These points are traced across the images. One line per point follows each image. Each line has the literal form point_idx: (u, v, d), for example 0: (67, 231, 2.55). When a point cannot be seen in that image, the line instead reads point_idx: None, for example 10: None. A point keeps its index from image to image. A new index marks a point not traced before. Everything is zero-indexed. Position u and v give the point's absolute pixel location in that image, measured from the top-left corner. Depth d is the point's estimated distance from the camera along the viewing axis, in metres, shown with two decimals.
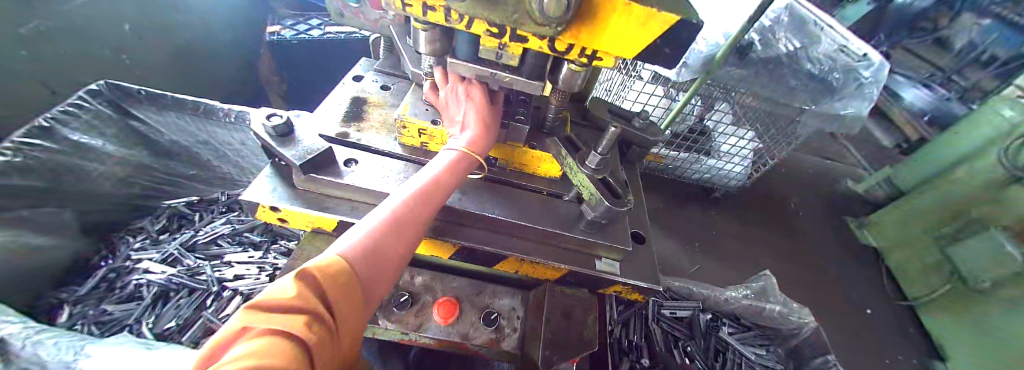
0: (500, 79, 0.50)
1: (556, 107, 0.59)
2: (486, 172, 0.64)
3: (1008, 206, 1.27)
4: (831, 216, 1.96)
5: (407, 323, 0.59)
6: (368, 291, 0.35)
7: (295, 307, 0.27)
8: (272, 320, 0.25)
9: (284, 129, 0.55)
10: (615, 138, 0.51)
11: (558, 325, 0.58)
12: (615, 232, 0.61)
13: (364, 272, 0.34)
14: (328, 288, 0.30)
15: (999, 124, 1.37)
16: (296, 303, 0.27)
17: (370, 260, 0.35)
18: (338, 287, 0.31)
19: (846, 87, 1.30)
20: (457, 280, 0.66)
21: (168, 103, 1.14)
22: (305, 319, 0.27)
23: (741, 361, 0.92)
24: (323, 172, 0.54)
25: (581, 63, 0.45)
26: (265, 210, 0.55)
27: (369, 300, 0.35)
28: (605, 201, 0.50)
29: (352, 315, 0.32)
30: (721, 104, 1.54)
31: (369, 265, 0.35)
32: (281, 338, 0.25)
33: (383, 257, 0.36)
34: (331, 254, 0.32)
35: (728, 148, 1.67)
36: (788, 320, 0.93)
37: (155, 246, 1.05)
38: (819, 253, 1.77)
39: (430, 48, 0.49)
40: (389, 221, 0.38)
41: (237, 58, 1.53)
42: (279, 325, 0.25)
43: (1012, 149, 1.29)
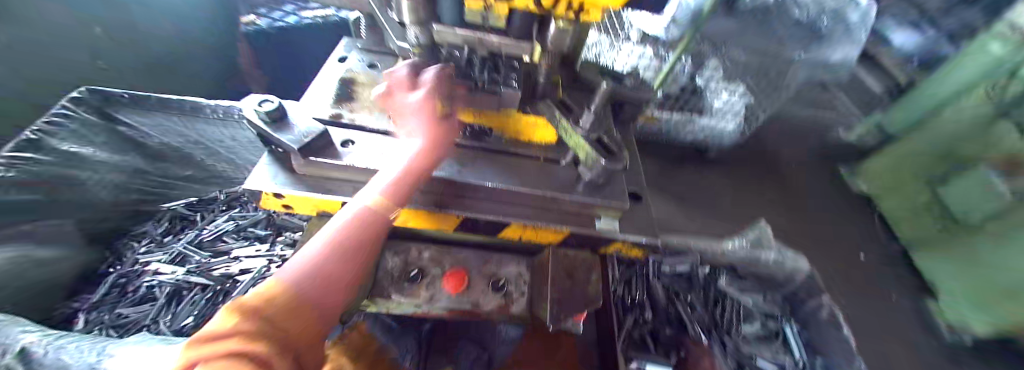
0: (490, 44, 0.50)
1: (547, 70, 0.57)
2: (481, 143, 0.63)
3: (996, 141, 1.28)
4: (824, 165, 1.98)
5: (419, 296, 0.61)
6: (322, 309, 0.37)
7: (237, 333, 0.29)
8: (217, 344, 0.27)
9: (278, 114, 0.54)
10: (606, 95, 0.54)
11: (563, 285, 0.61)
12: (613, 190, 0.62)
13: (306, 296, 0.36)
14: (272, 309, 0.33)
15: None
16: (239, 329, 0.29)
17: (308, 284, 0.37)
18: (285, 310, 0.33)
19: (838, 30, 1.34)
20: (463, 252, 0.67)
21: (152, 103, 1.08)
22: (238, 341, 0.28)
23: (738, 307, 1.01)
24: (322, 155, 0.54)
25: (569, 19, 0.45)
26: (269, 198, 0.54)
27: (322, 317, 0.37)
28: (601, 160, 0.52)
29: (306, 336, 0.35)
30: (710, 59, 1.44)
31: (315, 284, 0.37)
32: (237, 359, 0.26)
33: (323, 293, 0.37)
34: (269, 284, 0.35)
35: (722, 105, 1.46)
36: (782, 268, 0.93)
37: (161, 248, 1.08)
38: (816, 204, 1.81)
39: (415, 17, 0.48)
40: (336, 237, 0.41)
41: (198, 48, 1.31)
42: (228, 348, 0.27)
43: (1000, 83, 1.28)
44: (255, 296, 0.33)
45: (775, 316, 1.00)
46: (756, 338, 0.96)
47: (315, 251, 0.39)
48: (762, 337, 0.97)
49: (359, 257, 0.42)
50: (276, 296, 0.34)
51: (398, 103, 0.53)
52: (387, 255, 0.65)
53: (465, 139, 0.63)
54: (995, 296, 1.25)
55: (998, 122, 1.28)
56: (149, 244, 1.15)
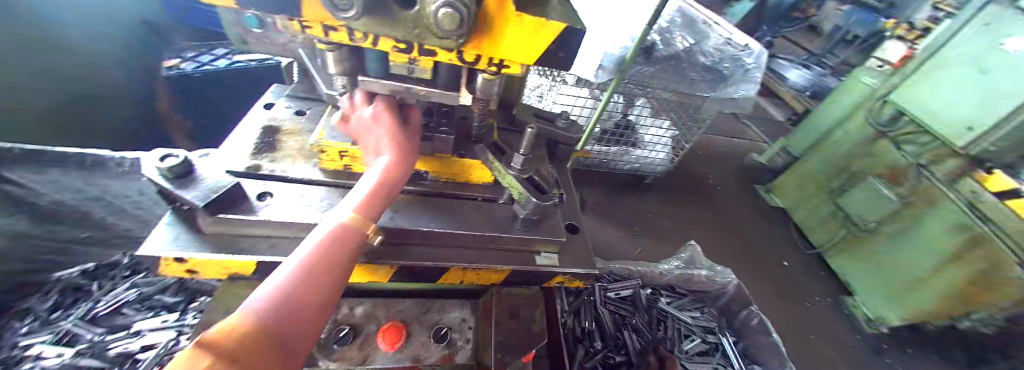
0: (416, 93, 0.50)
1: (479, 115, 0.59)
2: (417, 186, 0.62)
3: (881, 156, 1.52)
4: (745, 185, 2.23)
5: (350, 358, 0.56)
6: (293, 349, 0.29)
7: None
8: None
9: (183, 169, 0.49)
10: (533, 138, 0.55)
11: (508, 326, 0.59)
12: (550, 227, 0.63)
13: (279, 330, 0.28)
14: (237, 349, 0.25)
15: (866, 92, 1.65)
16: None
17: (284, 315, 0.29)
18: (248, 349, 0.25)
19: (736, 73, 1.52)
20: (401, 302, 0.64)
21: (48, 160, 0.81)
22: None
23: (680, 326, 1.02)
24: (231, 210, 0.49)
25: (492, 72, 0.48)
26: (169, 264, 0.48)
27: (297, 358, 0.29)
28: (532, 198, 0.54)
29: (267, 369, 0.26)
30: (638, 100, 1.68)
31: (286, 315, 0.29)
32: None
33: (297, 322, 0.30)
34: (237, 315, 0.27)
35: (650, 139, 1.85)
36: (715, 282, 1.05)
37: (46, 326, 0.92)
38: (741, 220, 2.00)
39: (341, 68, 0.48)
40: (316, 252, 0.35)
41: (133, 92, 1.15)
42: None
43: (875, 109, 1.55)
44: (215, 333, 0.25)
45: (713, 330, 1.04)
46: (699, 355, 0.98)
47: (278, 276, 0.32)
48: (703, 352, 0.99)
49: (343, 264, 0.36)
50: (242, 327, 0.26)
51: (353, 120, 0.52)
52: None
53: None
54: (904, 290, 1.44)
55: (881, 141, 1.53)
56: (31, 324, 0.93)
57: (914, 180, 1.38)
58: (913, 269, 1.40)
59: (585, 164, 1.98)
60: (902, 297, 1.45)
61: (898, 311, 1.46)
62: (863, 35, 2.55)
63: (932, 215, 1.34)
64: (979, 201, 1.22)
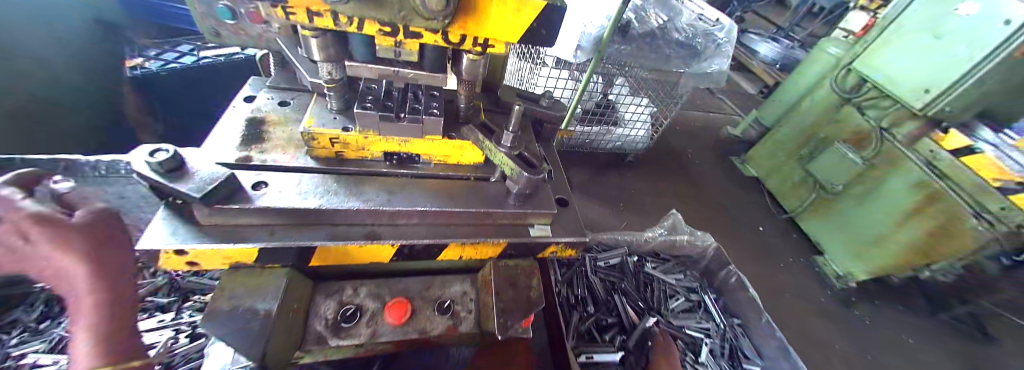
0: (404, 76, 0.52)
1: (467, 98, 0.62)
2: (410, 170, 0.64)
3: (845, 120, 1.62)
4: (721, 157, 2.33)
5: (358, 334, 0.58)
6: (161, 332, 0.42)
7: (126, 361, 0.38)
8: None
9: (173, 164, 0.49)
10: (521, 116, 0.58)
11: (507, 294, 0.63)
12: (541, 200, 0.67)
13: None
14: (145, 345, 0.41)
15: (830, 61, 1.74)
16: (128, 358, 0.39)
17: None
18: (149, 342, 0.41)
19: (709, 48, 1.58)
20: (403, 281, 0.66)
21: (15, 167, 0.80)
22: None
23: (665, 287, 1.09)
24: (229, 202, 0.50)
25: (477, 52, 0.50)
26: (169, 256, 0.50)
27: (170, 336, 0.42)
28: (524, 173, 0.57)
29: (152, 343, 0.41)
30: (618, 78, 1.69)
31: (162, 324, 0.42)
32: None
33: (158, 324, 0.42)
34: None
35: (630, 116, 1.89)
36: (695, 245, 1.11)
37: (37, 336, 0.85)
38: (718, 190, 2.10)
39: (325, 55, 0.48)
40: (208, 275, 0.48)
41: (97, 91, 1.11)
42: None
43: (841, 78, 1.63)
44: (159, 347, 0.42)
45: (695, 289, 1.12)
46: (684, 311, 1.05)
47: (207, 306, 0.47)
48: (687, 309, 1.06)
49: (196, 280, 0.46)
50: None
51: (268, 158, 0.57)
52: (320, 298, 0.61)
53: (393, 167, 0.63)
54: (869, 245, 1.57)
55: (845, 106, 1.61)
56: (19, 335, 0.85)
57: (876, 142, 1.48)
58: (879, 226, 1.51)
59: (566, 145, 2.01)
60: (867, 253, 1.57)
61: (865, 266, 1.58)
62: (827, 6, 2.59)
63: (892, 175, 1.45)
64: (936, 159, 1.32)
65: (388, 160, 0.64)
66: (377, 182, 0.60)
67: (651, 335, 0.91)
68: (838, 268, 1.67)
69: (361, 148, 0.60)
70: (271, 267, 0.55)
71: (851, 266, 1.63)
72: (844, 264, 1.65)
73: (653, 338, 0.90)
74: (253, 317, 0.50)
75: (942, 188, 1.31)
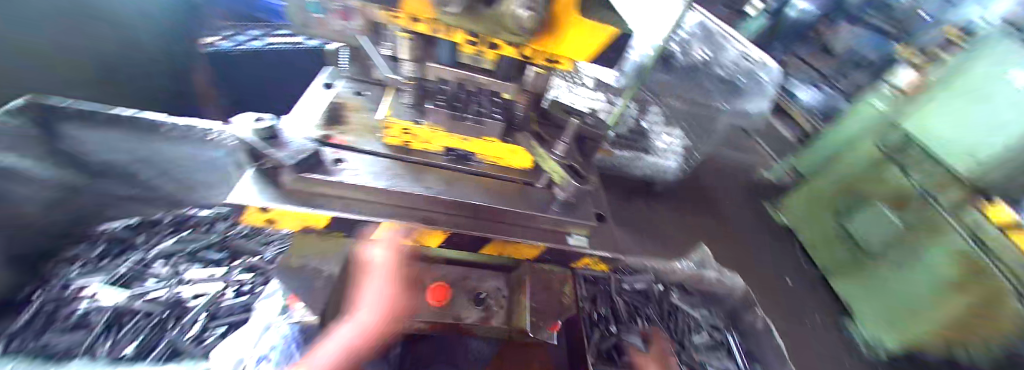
0: (478, 82, 0.57)
1: (524, 107, 0.65)
2: (465, 167, 0.70)
3: (886, 178, 1.55)
4: (751, 198, 2.29)
5: (401, 310, 0.64)
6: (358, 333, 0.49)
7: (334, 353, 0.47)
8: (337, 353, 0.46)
9: (272, 132, 0.57)
10: (575, 132, 0.66)
11: (541, 296, 0.69)
12: (581, 211, 0.71)
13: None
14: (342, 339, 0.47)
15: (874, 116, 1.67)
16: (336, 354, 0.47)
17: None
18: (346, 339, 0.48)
19: (751, 87, 1.58)
20: (445, 268, 0.72)
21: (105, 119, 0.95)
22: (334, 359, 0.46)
23: (689, 319, 1.12)
24: (313, 172, 0.58)
25: (545, 66, 0.55)
26: (253, 212, 0.55)
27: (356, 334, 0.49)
28: (573, 181, 0.62)
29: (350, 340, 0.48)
30: (653, 107, 1.78)
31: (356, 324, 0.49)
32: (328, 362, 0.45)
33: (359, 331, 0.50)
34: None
35: (664, 146, 1.83)
36: (724, 284, 1.10)
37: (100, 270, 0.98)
38: (743, 230, 2.08)
39: (412, 55, 0.54)
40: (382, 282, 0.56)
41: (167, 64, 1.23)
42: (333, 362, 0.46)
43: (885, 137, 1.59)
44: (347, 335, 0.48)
45: (719, 327, 1.10)
46: (707, 348, 1.05)
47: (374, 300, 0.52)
48: (709, 345, 1.05)
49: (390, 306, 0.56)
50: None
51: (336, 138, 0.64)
52: None
53: (450, 162, 0.70)
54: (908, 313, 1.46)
55: (886, 164, 1.56)
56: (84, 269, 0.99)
57: (919, 205, 1.39)
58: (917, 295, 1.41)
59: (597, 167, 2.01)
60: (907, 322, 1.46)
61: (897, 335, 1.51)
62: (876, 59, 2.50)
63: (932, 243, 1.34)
64: (982, 231, 1.19)
65: (446, 156, 0.70)
66: (435, 174, 0.67)
67: None
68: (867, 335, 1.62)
69: (426, 141, 0.67)
70: (337, 236, 0.62)
71: (878, 334, 1.58)
72: (874, 332, 1.60)
73: None
74: (317, 276, 0.58)
75: (981, 261, 1.19)
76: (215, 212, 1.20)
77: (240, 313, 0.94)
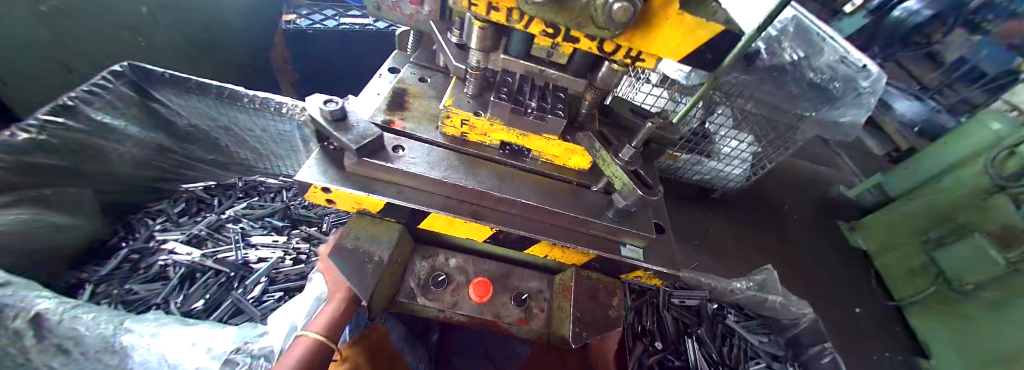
0: (547, 75, 0.57)
1: (589, 105, 0.62)
2: (521, 163, 0.68)
3: (990, 212, 1.32)
4: (824, 218, 2.02)
5: (443, 300, 0.64)
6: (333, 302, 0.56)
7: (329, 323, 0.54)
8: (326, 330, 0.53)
9: (340, 115, 0.57)
10: (649, 134, 0.57)
11: (585, 304, 0.62)
12: (639, 221, 0.66)
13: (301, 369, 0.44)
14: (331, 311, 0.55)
15: (988, 137, 1.42)
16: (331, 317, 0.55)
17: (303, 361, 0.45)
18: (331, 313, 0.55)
19: (847, 94, 1.37)
20: (488, 263, 0.70)
21: (191, 87, 1.09)
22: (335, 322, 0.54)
23: (743, 348, 1.02)
24: (375, 157, 0.58)
25: (623, 64, 0.49)
26: (315, 190, 0.58)
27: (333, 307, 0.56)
28: (638, 190, 0.55)
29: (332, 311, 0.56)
30: (720, 108, 1.51)
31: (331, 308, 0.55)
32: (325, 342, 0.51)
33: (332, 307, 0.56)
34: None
35: (729, 151, 1.70)
36: (789, 311, 1.01)
37: (177, 228, 1.11)
38: (813, 254, 1.84)
39: (481, 45, 0.52)
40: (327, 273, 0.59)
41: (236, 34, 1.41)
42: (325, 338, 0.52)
43: (997, 159, 1.33)
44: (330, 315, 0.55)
45: (779, 357, 1.01)
46: None
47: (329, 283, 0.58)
48: None
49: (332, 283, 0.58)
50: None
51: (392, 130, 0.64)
52: (416, 258, 0.68)
53: (504, 157, 0.68)
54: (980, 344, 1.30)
55: (996, 195, 1.32)
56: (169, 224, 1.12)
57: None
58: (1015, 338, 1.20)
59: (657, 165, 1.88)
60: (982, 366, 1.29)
61: None
62: (991, 72, 1.93)
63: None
64: None
65: (501, 150, 0.68)
66: (490, 168, 0.65)
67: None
68: None
69: (483, 134, 0.65)
70: (389, 220, 0.63)
71: None
72: None
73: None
74: (369, 261, 0.57)
75: None
76: (281, 183, 1.38)
77: (295, 281, 1.02)
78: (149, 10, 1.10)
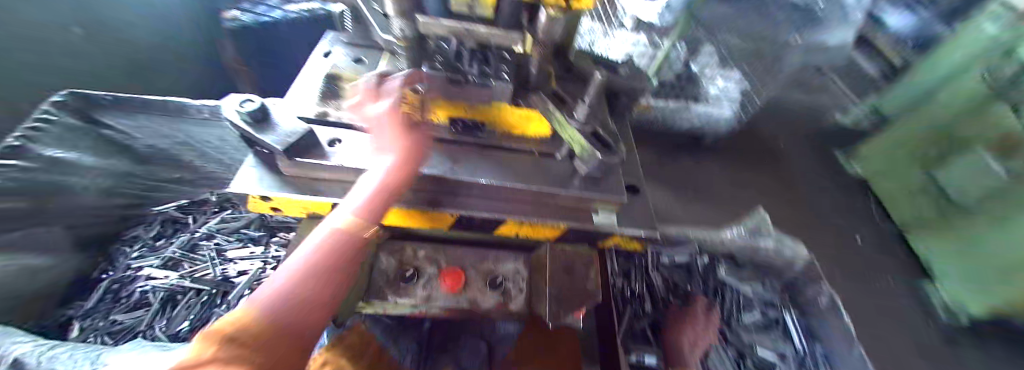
0: (476, 34, 0.46)
1: (539, 60, 0.55)
2: (475, 138, 0.62)
3: (988, 119, 1.25)
4: (820, 151, 1.96)
5: (415, 295, 0.60)
6: (322, 298, 0.40)
7: (253, 320, 0.33)
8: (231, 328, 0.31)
9: (260, 115, 0.52)
10: (599, 87, 0.52)
11: (560, 280, 0.61)
12: (610, 183, 0.61)
13: (286, 320, 0.35)
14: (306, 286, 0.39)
15: (978, 41, 1.34)
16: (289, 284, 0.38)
17: (284, 307, 0.35)
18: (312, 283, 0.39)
19: (830, 15, 1.32)
20: (460, 250, 0.66)
21: (137, 105, 0.97)
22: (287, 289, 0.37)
23: (737, 297, 1.06)
24: (307, 156, 0.52)
25: (561, 8, 0.42)
26: (256, 201, 0.53)
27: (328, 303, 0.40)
28: (598, 154, 0.50)
29: (329, 283, 0.41)
30: (704, 46, 1.45)
31: (309, 285, 0.39)
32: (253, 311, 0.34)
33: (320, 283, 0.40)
34: (243, 310, 0.33)
35: (716, 93, 1.48)
36: (782, 256, 0.96)
37: (153, 252, 1.07)
38: (810, 189, 1.80)
39: (398, 9, 0.44)
40: (347, 224, 0.44)
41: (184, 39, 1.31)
42: (234, 334, 0.31)
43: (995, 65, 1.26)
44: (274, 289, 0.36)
45: (776, 304, 1.05)
46: (758, 328, 1.02)
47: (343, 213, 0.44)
48: (761, 324, 1.02)
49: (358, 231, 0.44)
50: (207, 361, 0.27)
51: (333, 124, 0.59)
52: (382, 255, 0.64)
53: (456, 135, 0.61)
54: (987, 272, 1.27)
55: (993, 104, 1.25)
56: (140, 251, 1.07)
57: None
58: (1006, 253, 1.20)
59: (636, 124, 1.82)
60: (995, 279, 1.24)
61: (977, 300, 1.32)
62: None
63: None
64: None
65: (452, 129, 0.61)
66: (443, 149, 0.60)
67: (694, 319, 0.93)
68: (948, 297, 1.42)
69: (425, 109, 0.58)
70: None
71: (960, 297, 1.38)
72: (953, 293, 1.40)
73: (692, 319, 0.93)
74: None
75: None
76: None
77: None
78: (82, 29, 1.01)
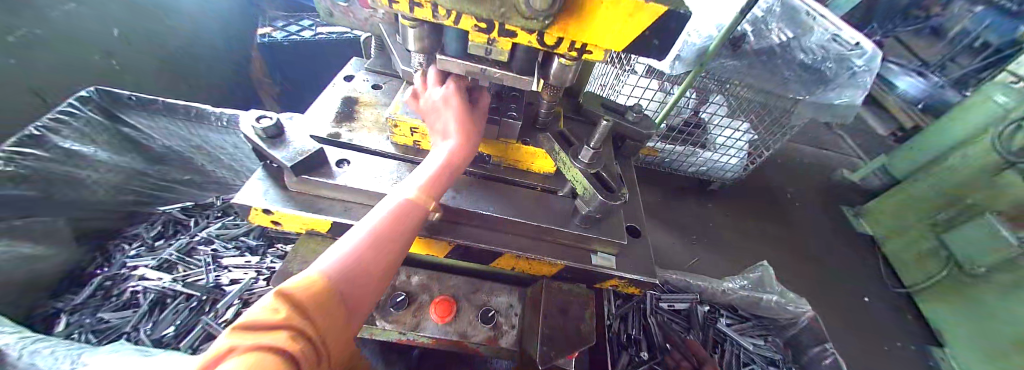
0: (490, 75, 0.50)
1: (548, 101, 0.56)
2: (480, 170, 0.63)
3: (1001, 193, 1.26)
4: (828, 206, 1.94)
5: (404, 322, 0.59)
6: (353, 305, 0.35)
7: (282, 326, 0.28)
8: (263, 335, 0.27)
9: (275, 131, 0.54)
10: (607, 132, 0.51)
11: (554, 320, 0.58)
12: (611, 225, 0.61)
13: (344, 288, 0.34)
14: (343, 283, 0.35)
15: (992, 110, 1.36)
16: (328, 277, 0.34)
17: (348, 276, 0.35)
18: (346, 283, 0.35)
19: (840, 75, 1.30)
20: (453, 279, 0.66)
21: (159, 107, 1.08)
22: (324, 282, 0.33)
23: (738, 353, 0.98)
24: (316, 174, 0.54)
25: (571, 57, 0.45)
26: (258, 213, 0.54)
27: (354, 313, 0.36)
28: (599, 196, 0.49)
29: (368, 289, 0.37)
30: (714, 96, 1.50)
31: (352, 276, 0.35)
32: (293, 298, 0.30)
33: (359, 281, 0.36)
34: (311, 273, 0.33)
35: (724, 141, 1.64)
36: (784, 310, 0.98)
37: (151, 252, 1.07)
38: (818, 243, 1.76)
39: (419, 46, 0.48)
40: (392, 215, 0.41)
41: (216, 48, 1.38)
42: (270, 340, 0.27)
43: (1006, 135, 1.26)
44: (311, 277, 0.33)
45: (776, 362, 0.98)
46: None
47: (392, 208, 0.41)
48: None
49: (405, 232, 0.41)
50: (279, 326, 0.28)
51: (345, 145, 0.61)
52: None
53: None
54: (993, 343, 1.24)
55: (1005, 172, 1.25)
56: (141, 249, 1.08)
57: None
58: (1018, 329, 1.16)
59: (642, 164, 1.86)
60: (1007, 354, 1.19)
61: None
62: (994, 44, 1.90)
63: None
64: None
65: None
66: None
67: None
68: None
69: None
70: None
71: None
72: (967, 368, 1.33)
73: None
74: None
75: None
76: None
77: None
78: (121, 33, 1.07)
